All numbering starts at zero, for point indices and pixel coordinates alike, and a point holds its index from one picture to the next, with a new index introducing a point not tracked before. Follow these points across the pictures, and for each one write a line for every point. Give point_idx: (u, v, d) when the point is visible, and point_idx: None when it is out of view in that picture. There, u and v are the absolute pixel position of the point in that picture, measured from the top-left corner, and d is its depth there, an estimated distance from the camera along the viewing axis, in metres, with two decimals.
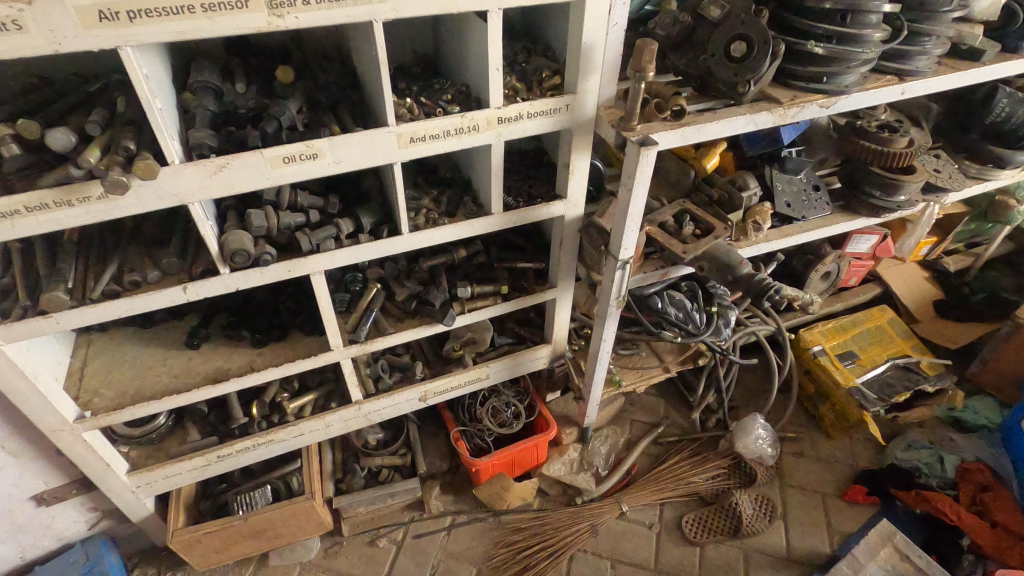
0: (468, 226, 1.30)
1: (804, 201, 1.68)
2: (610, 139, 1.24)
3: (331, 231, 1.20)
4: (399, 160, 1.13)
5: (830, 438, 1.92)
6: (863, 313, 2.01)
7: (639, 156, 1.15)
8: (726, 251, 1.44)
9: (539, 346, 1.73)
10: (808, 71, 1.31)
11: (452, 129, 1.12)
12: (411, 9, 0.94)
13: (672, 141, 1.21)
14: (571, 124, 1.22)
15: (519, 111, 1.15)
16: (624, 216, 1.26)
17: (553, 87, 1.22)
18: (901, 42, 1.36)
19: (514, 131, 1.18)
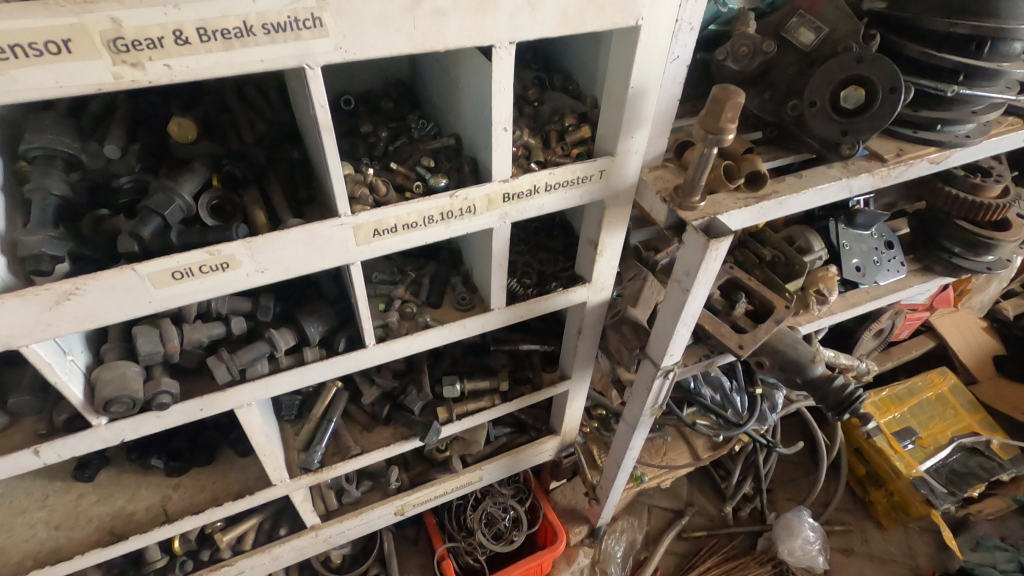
0: (459, 327, 0.95)
1: (876, 261, 1.35)
2: (658, 214, 0.88)
3: (262, 348, 0.84)
4: (358, 259, 0.76)
5: (882, 530, 1.63)
6: (921, 379, 1.70)
7: (705, 250, 0.80)
8: (794, 344, 1.11)
9: (545, 439, 1.39)
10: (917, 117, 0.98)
11: (437, 213, 0.76)
12: (368, 48, 0.58)
13: (746, 220, 0.87)
14: (604, 194, 0.87)
15: (534, 183, 0.79)
16: (673, 320, 0.91)
17: (580, 142, 0.86)
18: None
19: (527, 210, 0.83)
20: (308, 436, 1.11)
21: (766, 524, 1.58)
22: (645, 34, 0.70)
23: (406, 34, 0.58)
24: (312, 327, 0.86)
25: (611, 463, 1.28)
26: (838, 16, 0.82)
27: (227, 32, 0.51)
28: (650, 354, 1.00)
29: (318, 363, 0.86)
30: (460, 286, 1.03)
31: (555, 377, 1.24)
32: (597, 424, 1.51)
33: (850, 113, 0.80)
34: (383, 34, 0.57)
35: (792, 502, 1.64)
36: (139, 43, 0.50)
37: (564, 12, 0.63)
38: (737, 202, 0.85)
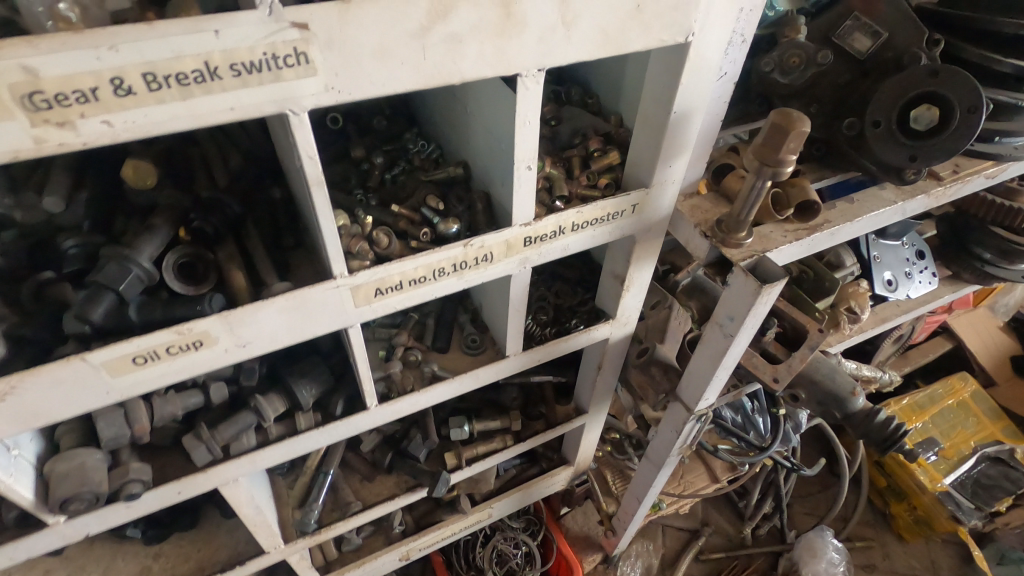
0: (471, 378, 0.84)
1: (906, 273, 1.26)
2: (696, 248, 0.78)
3: (247, 420, 0.72)
4: (357, 322, 0.65)
5: (904, 543, 1.58)
6: (941, 385, 1.63)
7: (756, 296, 0.70)
8: (832, 374, 1.02)
9: (557, 470, 1.30)
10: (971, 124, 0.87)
11: (449, 265, 0.65)
12: (366, 88, 0.46)
13: (794, 254, 0.77)
14: (635, 229, 0.76)
15: (559, 224, 0.68)
16: (712, 365, 0.82)
17: (607, 170, 0.76)
18: None
19: (550, 252, 0.72)
20: (303, 492, 1.00)
21: (786, 543, 1.51)
22: (694, 52, 0.59)
23: (413, 67, 0.46)
24: (305, 391, 0.75)
25: (631, 498, 1.20)
26: (898, 18, 0.72)
27: (184, 76, 0.39)
28: (681, 397, 0.91)
29: (313, 431, 0.75)
30: (467, 326, 0.92)
31: (570, 411, 1.14)
32: (610, 449, 1.41)
33: (920, 135, 0.70)
34: (385, 69, 0.45)
35: (812, 517, 1.57)
36: (63, 97, 0.37)
37: (604, 32, 0.52)
38: (786, 236, 0.75)
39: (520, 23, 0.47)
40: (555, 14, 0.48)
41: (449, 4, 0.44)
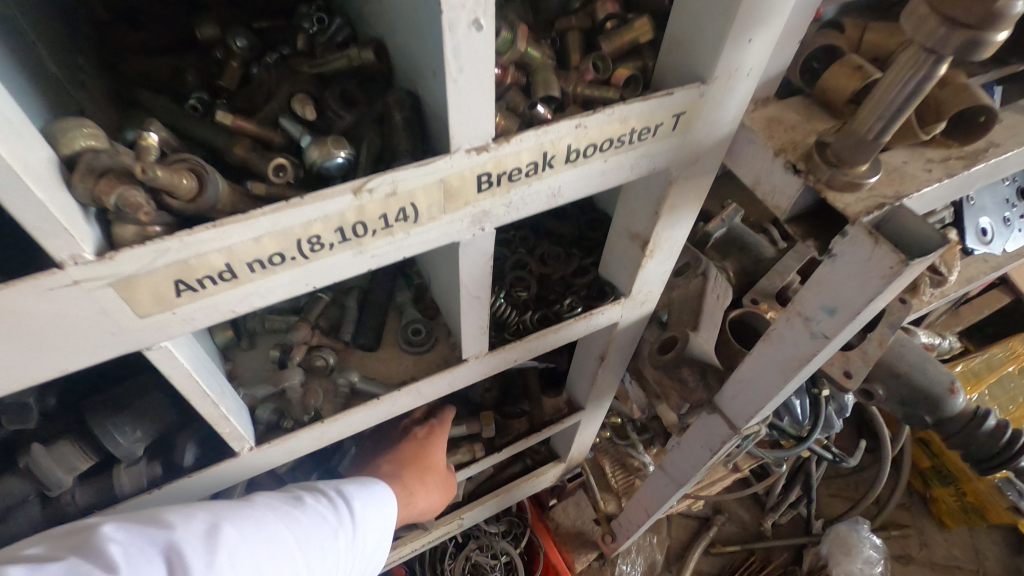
0: (410, 393, 0.55)
1: (1005, 220, 0.95)
2: (770, 192, 0.46)
3: (14, 491, 0.43)
4: (162, 340, 0.35)
5: (944, 529, 1.37)
6: (1001, 349, 1.37)
7: (890, 278, 0.39)
8: (922, 364, 0.72)
9: (545, 468, 1.05)
10: None
11: (327, 230, 0.34)
12: None
13: (937, 199, 0.45)
14: (674, 158, 0.45)
15: (541, 149, 0.37)
16: (782, 372, 0.53)
17: (628, 54, 0.43)
18: None
19: (526, 202, 0.41)
20: None
21: (812, 535, 1.29)
22: None
23: None
24: (119, 439, 0.45)
25: (639, 507, 0.95)
26: None
27: None
28: (724, 408, 0.63)
29: (142, 496, 0.47)
30: (409, 310, 0.62)
31: (560, 405, 0.86)
32: (610, 434, 1.10)
33: None
34: None
35: (841, 501, 1.35)
36: None
37: None
38: (930, 169, 0.44)
39: None
40: None
41: None
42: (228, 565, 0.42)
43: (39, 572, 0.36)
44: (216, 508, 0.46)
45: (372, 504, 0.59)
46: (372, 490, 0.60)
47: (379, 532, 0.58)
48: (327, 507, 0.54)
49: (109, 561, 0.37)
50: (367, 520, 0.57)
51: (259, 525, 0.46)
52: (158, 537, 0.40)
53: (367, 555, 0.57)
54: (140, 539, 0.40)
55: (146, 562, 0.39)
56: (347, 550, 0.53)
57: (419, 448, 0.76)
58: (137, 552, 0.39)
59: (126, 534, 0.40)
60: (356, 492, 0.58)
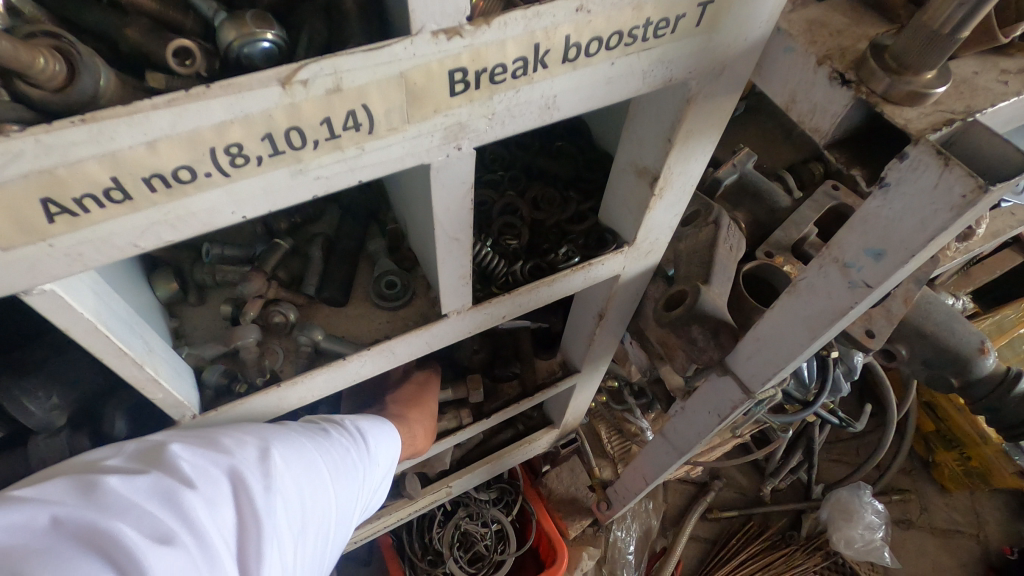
0: (382, 354, 0.48)
1: None
2: (810, 114, 0.39)
3: None
4: (45, 282, 0.27)
5: (946, 493, 1.34)
6: (1014, 310, 1.31)
7: (959, 211, 0.32)
8: (951, 322, 0.66)
9: (538, 434, 1.00)
10: None
11: (252, 136, 0.25)
12: None
13: (1010, 121, 0.37)
14: (694, 67, 0.37)
15: (532, 38, 0.28)
16: (810, 328, 0.46)
17: None
18: None
19: (514, 114, 0.32)
20: None
21: (812, 500, 1.26)
22: None
23: None
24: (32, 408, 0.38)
25: (637, 474, 0.90)
26: None
27: None
28: (734, 370, 0.57)
29: None
30: (383, 260, 0.55)
31: (554, 367, 0.80)
32: (606, 398, 1.04)
33: None
34: None
35: (843, 466, 1.32)
36: None
37: None
38: (1006, 81, 0.36)
39: None
40: None
41: None
42: (288, 491, 0.40)
43: (118, 485, 0.34)
44: (267, 431, 0.43)
45: (387, 442, 0.55)
46: (386, 429, 0.57)
47: (391, 469, 0.56)
48: (353, 439, 0.51)
49: (181, 480, 0.35)
50: (385, 456, 0.54)
51: (307, 451, 0.44)
52: (222, 459, 0.38)
53: (380, 492, 0.54)
54: (204, 459, 0.38)
55: (214, 482, 0.37)
56: (370, 483, 0.51)
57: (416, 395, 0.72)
58: (204, 472, 0.37)
59: (191, 454, 0.38)
60: (374, 429, 0.55)
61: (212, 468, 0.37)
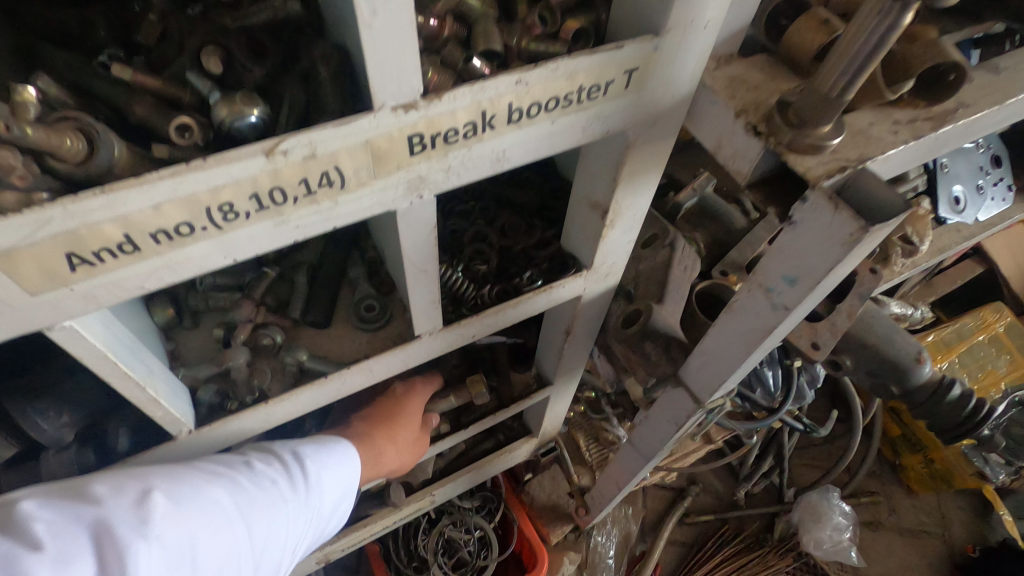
0: (360, 372, 0.52)
1: (978, 188, 0.94)
2: (733, 159, 0.44)
3: None
4: (65, 318, 0.32)
5: (913, 495, 1.40)
6: (972, 318, 1.38)
7: (850, 245, 0.38)
8: (891, 335, 0.72)
9: (517, 443, 1.04)
10: None
11: (241, 194, 0.30)
12: None
13: (905, 165, 0.43)
14: (628, 120, 0.42)
15: (479, 107, 0.34)
16: (745, 344, 0.51)
17: (579, 7, 0.40)
18: None
19: (468, 166, 0.38)
20: None
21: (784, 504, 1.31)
22: None
23: None
24: (42, 425, 0.42)
25: (610, 481, 0.94)
26: None
27: None
28: (686, 382, 0.62)
29: None
30: (362, 285, 0.60)
31: (529, 380, 0.85)
32: (584, 408, 1.08)
33: None
34: None
35: (814, 470, 1.37)
36: None
37: None
38: (897, 131, 0.42)
39: None
40: None
41: None
42: (168, 536, 0.37)
43: None
44: (150, 477, 0.41)
45: (330, 467, 0.56)
46: (332, 451, 0.58)
47: (337, 490, 0.56)
48: (269, 476, 0.49)
49: (29, 540, 0.33)
50: (326, 479, 0.55)
51: (204, 490, 0.42)
52: (86, 512, 0.36)
53: (323, 514, 0.55)
54: (64, 515, 0.35)
55: (76, 538, 0.35)
56: (304, 512, 0.51)
57: (400, 409, 0.73)
58: (62, 530, 0.34)
59: (53, 511, 0.35)
60: (312, 455, 0.55)
61: (74, 524, 0.35)
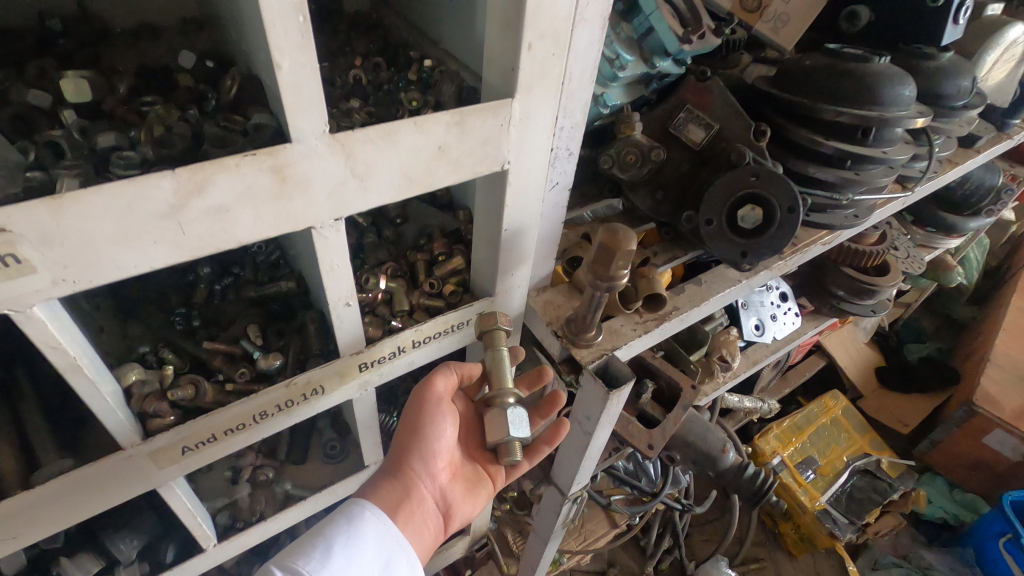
0: (328, 494, 0.78)
1: (772, 316, 1.32)
2: (551, 347, 0.76)
3: None
4: (167, 481, 0.58)
5: (793, 559, 1.67)
6: (816, 405, 1.75)
7: (606, 402, 0.68)
8: (703, 434, 1.04)
9: (453, 541, 1.27)
10: (809, 184, 0.91)
11: (272, 406, 0.59)
12: (108, 265, 0.39)
13: (646, 346, 0.77)
14: (486, 332, 0.74)
15: (396, 345, 0.64)
16: (578, 456, 0.80)
17: (453, 274, 0.72)
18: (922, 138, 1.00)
19: (393, 371, 0.68)
20: None
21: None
22: (515, 177, 0.57)
23: (175, 240, 0.40)
24: (122, 546, 0.66)
25: (527, 566, 1.18)
26: (727, 113, 0.75)
27: None
28: (555, 481, 0.90)
29: None
30: (328, 432, 0.87)
31: None
32: (508, 506, 1.34)
33: (747, 232, 0.72)
34: (137, 249, 0.39)
35: (710, 544, 1.64)
36: None
37: (407, 176, 0.49)
38: (635, 329, 0.75)
39: (300, 182, 0.43)
40: (343, 169, 0.45)
41: (202, 179, 0.39)
42: None
43: None
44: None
45: (369, 526, 0.57)
46: (366, 516, 0.58)
47: (391, 551, 0.57)
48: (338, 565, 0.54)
49: None
50: (369, 541, 0.56)
51: None
52: None
53: (390, 568, 0.57)
54: None
55: None
56: (360, 570, 0.54)
57: (412, 425, 0.65)
58: None
59: None
60: (344, 532, 0.56)
61: None
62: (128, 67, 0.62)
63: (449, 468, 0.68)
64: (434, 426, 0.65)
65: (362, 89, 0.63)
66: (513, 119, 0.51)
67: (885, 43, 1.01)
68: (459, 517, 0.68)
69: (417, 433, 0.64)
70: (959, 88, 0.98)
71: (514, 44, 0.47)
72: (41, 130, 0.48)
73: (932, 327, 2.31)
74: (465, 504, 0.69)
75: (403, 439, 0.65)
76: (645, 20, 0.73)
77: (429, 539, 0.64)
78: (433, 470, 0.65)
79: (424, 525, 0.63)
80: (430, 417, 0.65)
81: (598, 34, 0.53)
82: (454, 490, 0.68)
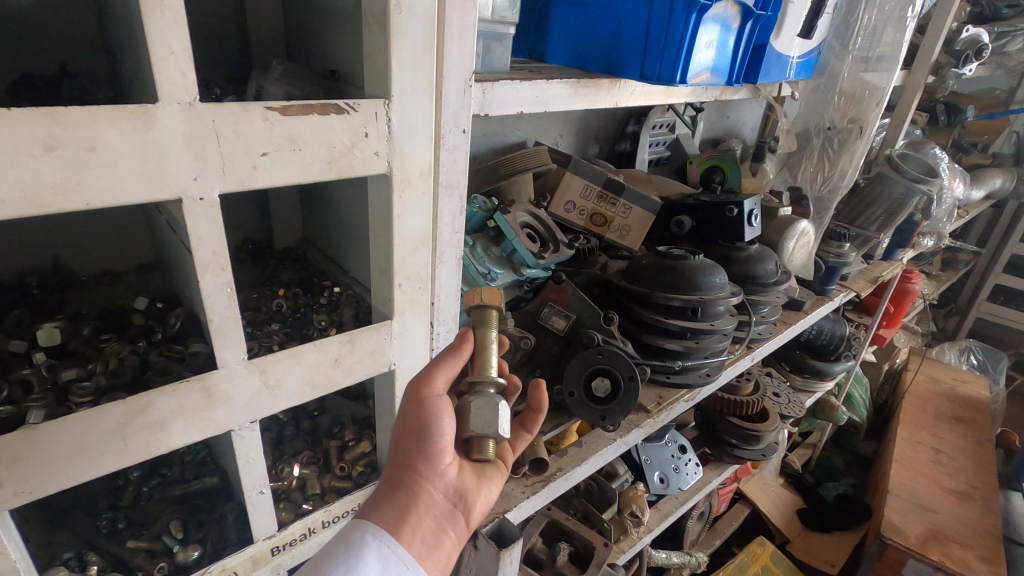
0: None
1: (675, 468, 1.46)
2: None
3: None
4: None
5: None
6: (746, 554, 1.80)
7: (498, 562, 0.78)
8: None
9: None
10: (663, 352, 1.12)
11: None
12: (61, 475, 0.50)
13: (536, 505, 0.89)
14: None
15: (306, 525, 0.74)
16: None
17: (361, 457, 0.84)
18: (750, 306, 1.25)
19: (304, 551, 0.75)
20: None
21: None
22: (402, 374, 0.73)
23: (118, 449, 0.52)
24: None
25: None
26: (579, 306, 0.98)
27: None
28: None
29: None
30: None
31: None
32: None
33: (605, 399, 0.90)
34: (85, 460, 0.51)
35: None
36: None
37: (309, 382, 0.64)
38: (524, 491, 0.88)
39: (223, 397, 0.58)
40: (258, 384, 0.60)
41: (145, 403, 0.52)
42: None
43: None
44: None
45: (371, 553, 0.54)
46: (368, 543, 0.55)
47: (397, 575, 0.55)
48: None
49: None
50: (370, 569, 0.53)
51: None
52: None
53: None
54: None
55: None
56: None
57: (411, 428, 0.62)
58: None
59: None
60: (344, 564, 0.53)
61: None
62: (90, 309, 0.78)
63: (456, 462, 0.66)
64: (437, 427, 0.61)
65: (282, 313, 0.80)
66: (393, 333, 0.69)
67: (707, 239, 1.31)
68: (474, 508, 0.66)
69: (418, 438, 0.61)
70: (767, 270, 1.28)
71: (388, 284, 0.67)
72: (13, 369, 0.62)
73: (844, 463, 2.48)
74: (478, 493, 0.67)
75: (403, 444, 0.62)
76: (509, 243, 0.96)
77: (448, 542, 0.62)
78: (440, 471, 0.63)
79: (435, 531, 0.61)
80: (431, 420, 0.61)
81: (456, 270, 0.74)
82: (465, 481, 0.66)
